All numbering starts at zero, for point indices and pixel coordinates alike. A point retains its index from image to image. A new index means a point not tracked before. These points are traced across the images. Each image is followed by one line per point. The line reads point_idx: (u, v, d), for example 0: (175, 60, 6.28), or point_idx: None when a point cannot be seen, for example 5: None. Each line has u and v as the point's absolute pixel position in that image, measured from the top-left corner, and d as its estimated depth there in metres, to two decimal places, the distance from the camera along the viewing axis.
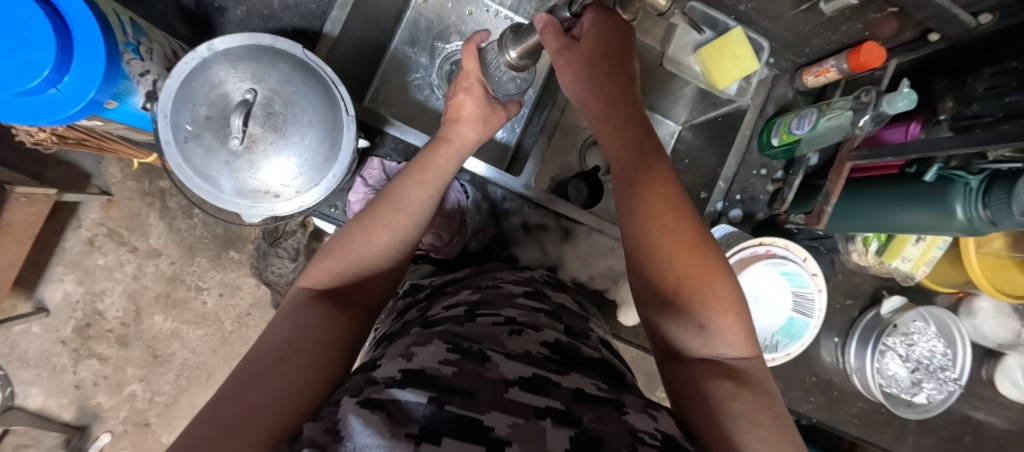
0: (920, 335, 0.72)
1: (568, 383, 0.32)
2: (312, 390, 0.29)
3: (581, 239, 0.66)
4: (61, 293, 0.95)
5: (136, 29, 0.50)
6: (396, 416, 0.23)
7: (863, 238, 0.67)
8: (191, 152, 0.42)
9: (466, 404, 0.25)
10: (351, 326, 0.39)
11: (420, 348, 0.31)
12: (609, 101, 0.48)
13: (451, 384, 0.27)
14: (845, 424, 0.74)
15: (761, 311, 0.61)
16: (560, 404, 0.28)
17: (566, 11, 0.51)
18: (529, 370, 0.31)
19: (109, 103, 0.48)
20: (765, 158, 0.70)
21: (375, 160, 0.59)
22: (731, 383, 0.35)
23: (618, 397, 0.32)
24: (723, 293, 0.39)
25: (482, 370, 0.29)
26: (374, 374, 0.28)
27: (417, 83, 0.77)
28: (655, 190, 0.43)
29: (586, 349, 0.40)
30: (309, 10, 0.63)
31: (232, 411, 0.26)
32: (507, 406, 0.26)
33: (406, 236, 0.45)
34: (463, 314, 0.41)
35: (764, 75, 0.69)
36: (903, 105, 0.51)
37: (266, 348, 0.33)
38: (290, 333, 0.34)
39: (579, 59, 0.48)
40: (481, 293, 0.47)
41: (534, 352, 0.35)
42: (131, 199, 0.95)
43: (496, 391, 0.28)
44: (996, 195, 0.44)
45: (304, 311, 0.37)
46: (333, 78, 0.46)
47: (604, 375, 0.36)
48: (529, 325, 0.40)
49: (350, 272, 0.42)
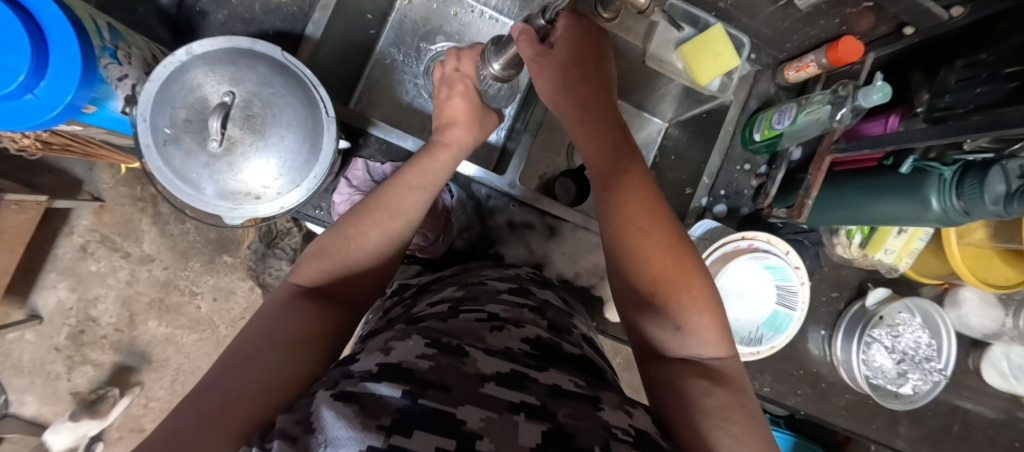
0: (906, 326, 0.72)
1: (546, 379, 0.32)
2: (290, 385, 0.29)
3: (566, 236, 0.66)
4: (54, 300, 0.95)
5: (114, 34, 0.50)
6: (369, 408, 0.23)
7: (846, 231, 0.68)
8: (171, 155, 0.43)
9: (440, 397, 0.25)
10: (334, 322, 0.39)
11: (398, 343, 0.31)
12: (581, 106, 0.49)
13: (426, 377, 0.27)
14: (834, 416, 0.75)
15: (744, 304, 0.61)
16: (535, 400, 0.28)
17: (542, 19, 0.50)
18: (506, 365, 0.31)
19: (86, 107, 0.49)
20: (749, 153, 0.70)
21: (359, 161, 0.59)
22: (707, 382, 0.36)
23: (595, 394, 0.32)
24: (698, 293, 0.39)
25: (459, 365, 0.29)
26: (351, 368, 0.28)
27: (405, 84, 0.78)
28: (629, 191, 0.44)
29: (567, 346, 0.40)
30: (291, 13, 0.63)
31: (206, 405, 0.25)
32: (482, 400, 0.26)
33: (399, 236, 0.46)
34: (446, 310, 0.41)
35: (747, 71, 0.70)
36: (879, 98, 0.51)
37: (246, 344, 0.33)
38: (272, 328, 0.34)
39: (554, 65, 0.49)
40: (465, 290, 0.47)
41: (515, 348, 0.35)
42: (123, 205, 0.95)
43: (472, 385, 0.28)
44: (969, 187, 0.44)
45: (286, 306, 0.37)
46: (313, 80, 0.46)
47: (583, 371, 0.36)
48: (511, 321, 0.40)
49: (336, 267, 0.42)
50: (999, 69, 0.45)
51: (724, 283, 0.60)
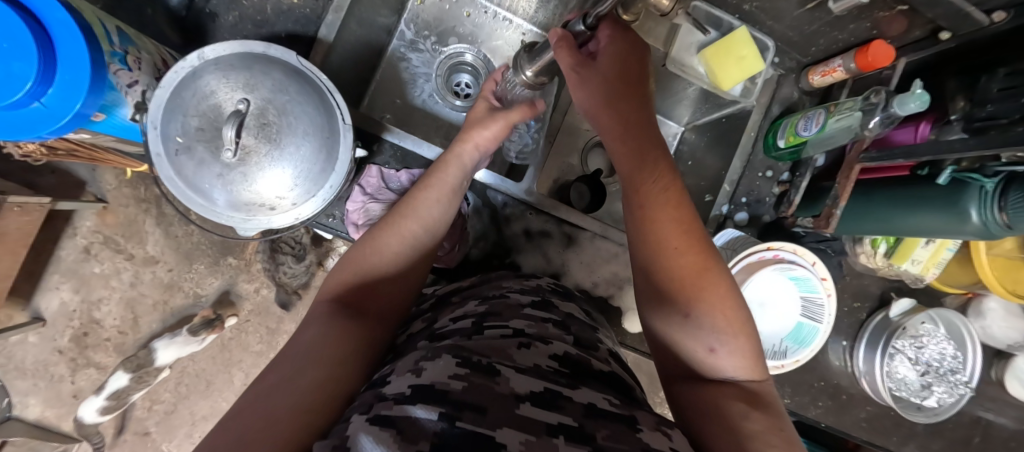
0: (930, 338, 0.70)
1: (580, 397, 0.30)
2: (328, 400, 0.28)
3: (585, 245, 0.64)
4: (58, 302, 0.94)
5: (123, 38, 0.48)
6: (406, 433, 0.22)
7: (871, 240, 0.66)
8: (183, 165, 0.41)
9: (476, 419, 0.24)
10: (367, 334, 0.37)
11: (428, 363, 0.30)
12: (624, 120, 0.47)
13: (461, 398, 0.25)
14: (854, 427, 0.74)
15: (767, 316, 0.59)
16: (572, 421, 0.27)
17: (581, 25, 0.44)
18: (540, 383, 0.30)
19: (96, 115, 0.47)
20: (771, 160, 0.68)
21: (374, 168, 0.57)
22: (744, 404, 0.34)
23: (631, 413, 0.31)
24: (733, 315, 0.38)
25: (491, 385, 0.28)
26: (384, 391, 0.27)
27: (416, 87, 0.76)
28: (665, 210, 0.42)
29: (596, 363, 0.38)
30: (303, 15, 0.60)
31: (242, 427, 0.24)
32: (519, 423, 0.25)
33: (415, 238, 0.46)
34: (470, 326, 0.40)
35: (769, 76, 0.67)
36: (915, 107, 0.48)
37: (273, 367, 0.31)
38: (295, 349, 0.33)
39: (597, 79, 0.47)
40: (487, 304, 0.45)
41: (544, 365, 0.34)
42: (127, 206, 0.94)
43: (507, 406, 0.26)
44: (1013, 199, 0.43)
45: (311, 325, 0.36)
46: (329, 86, 0.44)
47: (614, 389, 0.35)
48: (537, 337, 0.38)
49: (365, 278, 0.42)
50: None
51: (747, 294, 0.58)
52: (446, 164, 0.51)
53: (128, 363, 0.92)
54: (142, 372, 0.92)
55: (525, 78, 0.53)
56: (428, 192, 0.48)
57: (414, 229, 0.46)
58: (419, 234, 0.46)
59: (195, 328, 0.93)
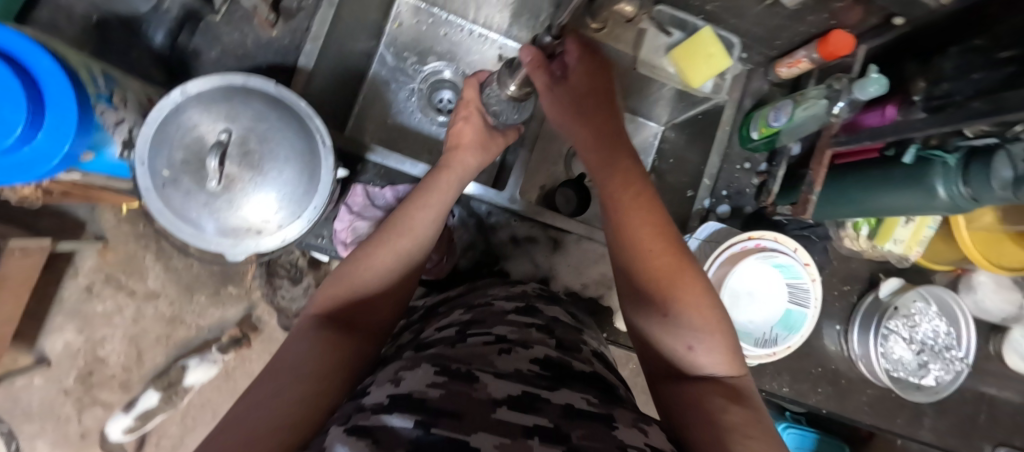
0: (922, 316, 0.71)
1: (557, 399, 0.31)
2: (311, 412, 0.28)
3: (571, 249, 0.64)
4: (62, 343, 0.95)
5: (108, 80, 0.50)
6: (382, 440, 0.22)
7: (853, 223, 0.67)
8: (171, 196, 0.43)
9: (454, 424, 0.25)
10: (352, 347, 0.39)
11: (408, 372, 0.31)
12: (597, 134, 0.49)
13: (438, 405, 0.26)
14: (858, 412, 0.73)
15: (756, 306, 0.60)
16: (547, 422, 0.28)
17: (547, 37, 0.45)
18: (517, 388, 0.31)
19: (86, 155, 0.49)
20: (747, 152, 0.70)
21: (359, 187, 0.59)
22: (724, 399, 0.35)
23: (609, 412, 0.32)
24: (710, 313, 0.40)
25: (470, 391, 0.29)
26: (363, 401, 0.28)
27: (399, 106, 0.79)
28: (641, 213, 0.44)
29: (577, 364, 0.39)
30: (282, 46, 0.60)
31: (223, 436, 0.25)
32: (494, 427, 0.25)
33: (408, 255, 0.47)
34: (454, 335, 0.41)
35: (738, 71, 0.69)
36: (874, 90, 0.50)
37: (258, 383, 0.32)
38: (280, 360, 0.34)
39: (570, 96, 0.50)
40: (472, 313, 0.47)
41: (525, 370, 0.34)
42: (126, 242, 0.95)
43: (483, 411, 0.27)
44: (975, 174, 0.44)
45: (295, 342, 0.37)
46: (308, 111, 0.46)
47: (595, 389, 0.36)
48: (519, 342, 0.39)
49: (354, 295, 0.43)
50: (994, 54, 0.44)
51: (730, 285, 0.59)
52: (442, 173, 0.53)
53: (160, 382, 0.95)
54: (170, 391, 0.96)
55: (511, 92, 0.55)
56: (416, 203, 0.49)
57: (404, 242, 0.46)
58: (407, 246, 0.47)
59: (225, 345, 0.97)
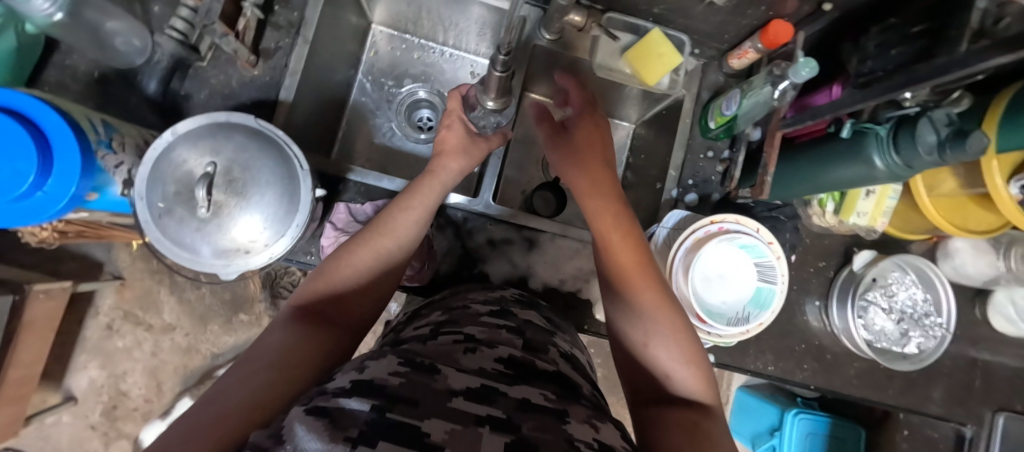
0: (899, 285, 0.72)
1: (516, 393, 0.33)
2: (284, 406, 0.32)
3: (547, 247, 0.68)
4: (86, 380, 1.01)
5: (108, 128, 0.54)
6: (338, 421, 0.24)
7: (818, 201, 0.70)
8: (167, 226, 0.48)
9: (407, 410, 0.26)
10: (329, 343, 0.43)
11: (372, 362, 0.33)
12: (593, 185, 0.56)
13: (396, 392, 0.28)
14: (846, 386, 0.74)
15: (726, 288, 0.62)
16: (501, 413, 0.29)
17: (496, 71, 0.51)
18: (477, 381, 0.33)
19: (90, 194, 0.54)
20: (709, 141, 0.73)
21: (341, 205, 0.63)
22: (698, 421, 0.39)
23: (564, 407, 0.33)
24: (686, 343, 0.45)
25: (430, 382, 0.31)
26: (327, 386, 0.30)
27: (381, 127, 0.84)
28: (627, 252, 0.50)
29: (541, 363, 0.41)
30: (264, 83, 0.64)
31: (205, 419, 0.29)
32: (448, 413, 0.27)
33: (389, 256, 0.51)
34: (428, 333, 0.45)
35: (692, 68, 0.73)
36: (806, 73, 0.53)
37: (235, 372, 0.36)
38: (260, 353, 0.39)
39: (567, 146, 0.60)
40: (448, 314, 0.50)
41: (488, 368, 0.36)
42: (142, 279, 1.02)
43: (440, 399, 0.29)
44: (904, 140, 0.47)
45: (275, 335, 0.41)
46: (285, 139, 0.51)
47: (556, 386, 0.37)
48: (485, 342, 0.42)
49: (336, 294, 0.47)
50: (907, 29, 0.48)
51: (696, 270, 0.62)
52: (432, 177, 0.58)
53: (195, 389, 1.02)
54: None
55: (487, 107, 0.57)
56: (395, 209, 0.54)
57: (387, 242, 0.52)
58: (387, 244, 0.51)
59: None
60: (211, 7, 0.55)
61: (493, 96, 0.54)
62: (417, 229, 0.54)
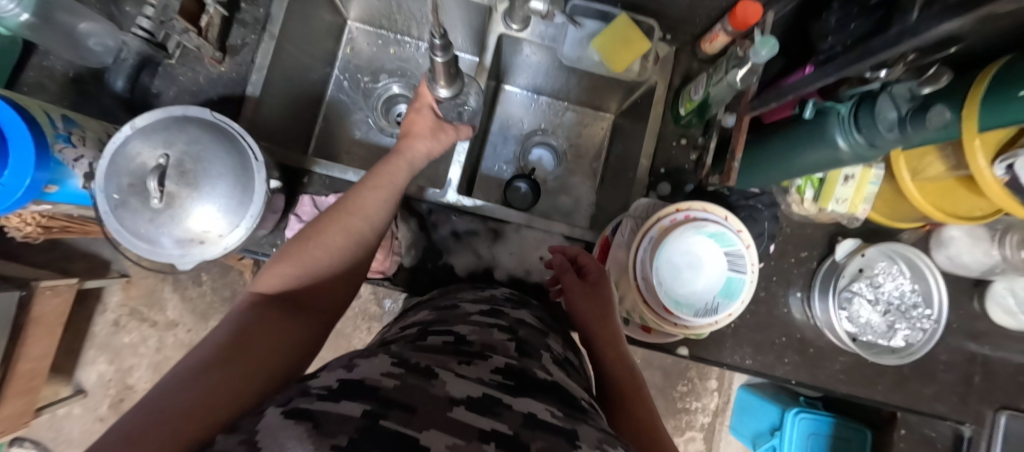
0: (886, 276, 0.70)
1: (521, 406, 0.29)
2: (232, 396, 0.32)
3: (511, 237, 0.68)
4: (95, 374, 1.05)
5: (68, 122, 0.57)
6: (324, 427, 0.21)
7: (797, 188, 0.67)
8: (123, 216, 0.49)
9: (403, 418, 0.23)
10: (295, 333, 0.42)
11: (363, 361, 0.31)
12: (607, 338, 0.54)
13: (390, 396, 0.25)
14: (831, 381, 0.71)
15: (697, 277, 0.60)
16: (507, 428, 0.25)
17: (437, 57, 0.46)
18: (479, 390, 0.29)
19: (48, 187, 0.56)
20: (682, 128, 0.72)
21: (306, 197, 0.63)
22: None
23: (574, 428, 0.29)
24: None
25: (426, 386, 0.28)
26: (309, 385, 0.27)
27: (358, 123, 0.85)
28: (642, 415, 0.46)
29: (538, 372, 0.37)
30: (231, 79, 0.65)
31: (162, 408, 0.28)
32: (448, 426, 0.24)
33: (359, 235, 0.51)
34: (416, 333, 0.44)
35: (666, 51, 0.70)
36: (765, 54, 0.52)
37: (196, 356, 0.34)
38: (226, 334, 0.37)
39: (585, 291, 0.58)
40: (438, 313, 0.50)
41: (487, 379, 0.32)
42: (146, 277, 1.05)
43: (438, 408, 0.25)
44: (863, 118, 0.45)
45: (235, 316, 0.40)
46: (240, 131, 0.52)
47: (559, 400, 0.33)
48: (478, 353, 0.37)
49: (302, 273, 0.47)
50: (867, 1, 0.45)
51: (658, 264, 0.60)
52: (397, 158, 0.58)
53: None
54: None
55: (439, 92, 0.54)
56: (367, 190, 0.54)
57: (358, 223, 0.51)
58: (358, 224, 0.51)
59: None
60: (168, 4, 0.56)
61: (444, 83, 0.52)
62: (383, 209, 0.54)
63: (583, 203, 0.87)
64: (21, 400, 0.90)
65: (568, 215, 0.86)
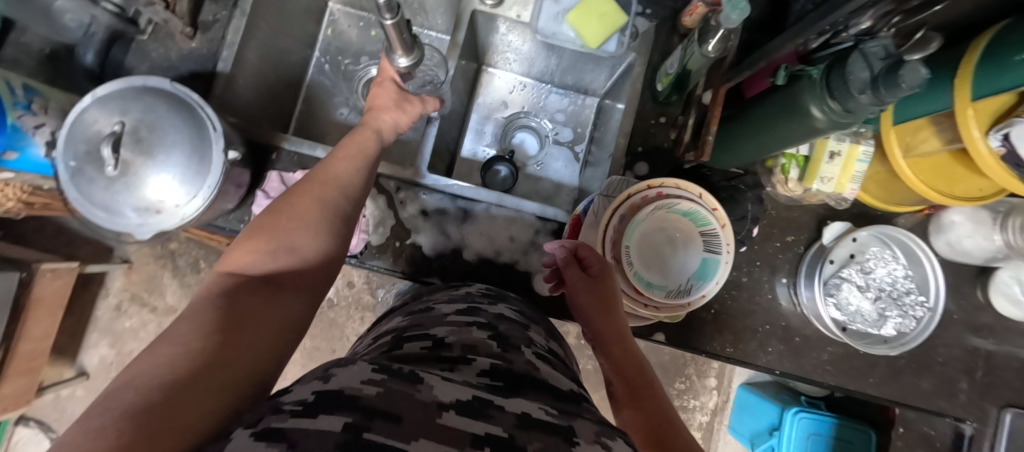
0: (877, 261, 0.66)
1: (513, 407, 0.25)
2: (208, 394, 0.25)
3: (480, 216, 0.67)
4: (97, 357, 1.07)
5: (30, 91, 0.59)
6: (301, 445, 0.17)
7: (781, 167, 0.63)
8: (80, 184, 0.49)
9: (388, 428, 0.19)
10: (282, 316, 0.36)
11: (340, 369, 0.25)
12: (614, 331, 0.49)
13: (373, 405, 0.21)
14: (818, 372, 0.68)
15: (670, 257, 0.58)
16: (501, 431, 0.22)
17: (387, 20, 0.46)
18: (468, 392, 0.25)
19: (8, 154, 0.58)
20: (662, 106, 0.70)
21: (273, 174, 0.63)
22: None
23: (569, 424, 0.25)
24: None
25: (412, 392, 0.23)
26: (282, 399, 0.21)
27: (339, 106, 0.85)
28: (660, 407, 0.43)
29: (521, 365, 0.33)
30: (202, 55, 0.67)
31: (112, 419, 0.21)
32: (440, 434, 0.20)
33: (335, 204, 0.46)
34: (392, 342, 0.38)
35: (643, 28, 0.70)
36: (736, 17, 0.48)
37: (157, 349, 0.27)
38: (195, 318, 0.30)
39: (586, 285, 0.53)
40: (411, 319, 0.43)
41: (473, 383, 0.28)
42: (148, 263, 1.07)
43: (426, 415, 0.21)
44: (835, 79, 0.42)
45: (207, 299, 0.34)
46: (199, 101, 0.52)
47: (547, 394, 0.30)
48: (457, 357, 0.32)
49: (278, 247, 0.41)
50: None
51: (630, 244, 0.57)
52: (363, 129, 0.55)
53: None
54: None
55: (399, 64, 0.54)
56: (339, 162, 0.50)
57: (330, 191, 0.47)
58: (332, 194, 0.47)
59: None
60: None
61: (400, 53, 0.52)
62: (358, 179, 0.50)
63: (566, 188, 0.85)
64: (23, 379, 0.91)
65: (549, 199, 0.84)
